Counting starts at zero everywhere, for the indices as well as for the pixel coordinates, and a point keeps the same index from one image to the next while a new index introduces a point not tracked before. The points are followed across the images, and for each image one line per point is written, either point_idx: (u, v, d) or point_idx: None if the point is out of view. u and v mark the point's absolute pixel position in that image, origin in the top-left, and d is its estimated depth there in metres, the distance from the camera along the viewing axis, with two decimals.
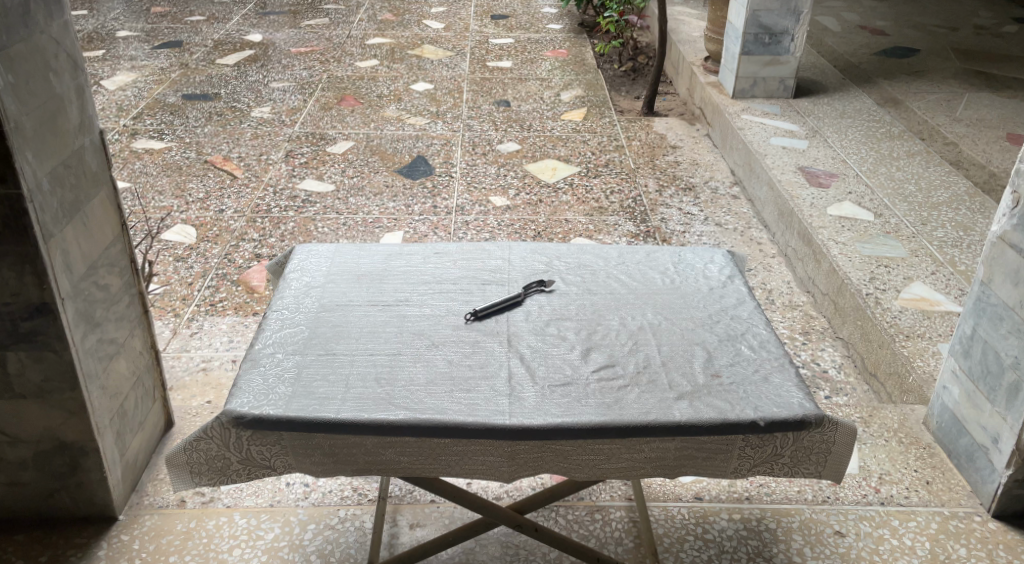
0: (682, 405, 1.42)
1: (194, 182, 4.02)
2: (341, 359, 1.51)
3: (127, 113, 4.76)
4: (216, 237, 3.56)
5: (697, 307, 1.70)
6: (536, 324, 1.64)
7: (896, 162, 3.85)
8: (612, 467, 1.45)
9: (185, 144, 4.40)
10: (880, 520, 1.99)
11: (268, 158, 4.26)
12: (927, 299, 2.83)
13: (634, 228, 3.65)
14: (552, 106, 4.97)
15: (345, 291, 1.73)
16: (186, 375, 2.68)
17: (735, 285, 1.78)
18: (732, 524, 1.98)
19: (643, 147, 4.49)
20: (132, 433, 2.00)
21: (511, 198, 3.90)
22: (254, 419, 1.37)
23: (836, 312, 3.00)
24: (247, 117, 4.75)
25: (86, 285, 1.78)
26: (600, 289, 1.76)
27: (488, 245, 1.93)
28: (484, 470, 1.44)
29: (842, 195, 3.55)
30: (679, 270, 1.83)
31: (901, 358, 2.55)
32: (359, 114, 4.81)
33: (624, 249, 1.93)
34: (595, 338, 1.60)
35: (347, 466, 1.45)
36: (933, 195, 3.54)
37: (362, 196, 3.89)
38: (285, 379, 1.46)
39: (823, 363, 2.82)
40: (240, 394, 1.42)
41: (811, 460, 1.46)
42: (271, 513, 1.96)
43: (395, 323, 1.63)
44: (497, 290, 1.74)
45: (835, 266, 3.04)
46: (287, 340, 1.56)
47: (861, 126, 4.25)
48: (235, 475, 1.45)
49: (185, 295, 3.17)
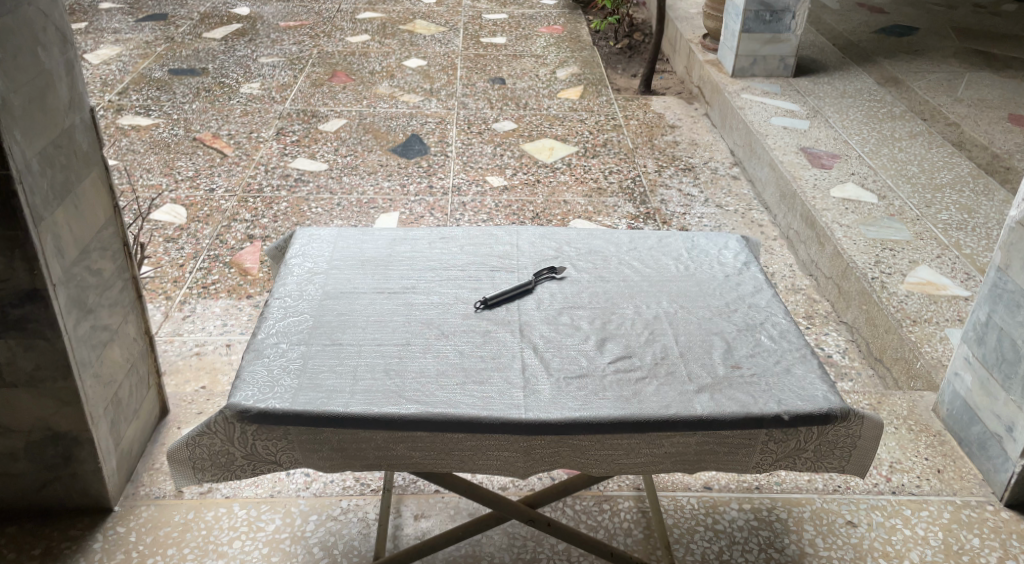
0: (703, 398, 1.38)
1: (183, 160, 3.92)
2: (349, 350, 1.45)
3: (112, 89, 4.64)
4: (206, 217, 3.47)
5: (713, 295, 1.65)
6: (548, 313, 1.58)
7: (899, 144, 3.82)
8: (632, 462, 1.40)
9: (173, 121, 4.30)
10: (891, 509, 1.96)
11: (258, 135, 4.17)
12: (932, 282, 2.80)
13: (633, 210, 3.60)
14: (547, 84, 4.89)
15: (349, 278, 1.66)
16: (179, 359, 2.65)
17: (751, 272, 1.73)
18: (742, 514, 1.94)
19: (641, 126, 4.42)
20: (126, 422, 1.93)
21: (509, 178, 3.83)
22: (260, 413, 1.30)
23: (840, 295, 2.96)
24: (236, 94, 4.64)
25: (79, 271, 1.70)
26: (612, 276, 1.71)
27: (496, 229, 1.87)
28: (499, 465, 1.39)
29: (845, 176, 3.51)
30: (692, 256, 1.78)
31: (909, 344, 2.52)
32: (351, 91, 4.71)
33: (635, 234, 1.87)
34: (610, 327, 1.55)
35: (355, 462, 1.37)
36: (936, 176, 3.51)
37: (356, 175, 3.81)
38: (290, 371, 1.39)
39: (827, 348, 2.79)
40: (244, 387, 1.35)
41: (836, 454, 1.41)
42: (272, 504, 1.91)
43: (402, 311, 1.57)
44: (507, 277, 1.69)
45: (839, 250, 3.00)
46: (291, 328, 1.50)
47: (861, 106, 4.21)
48: (239, 471, 1.37)
49: (176, 277, 3.09)
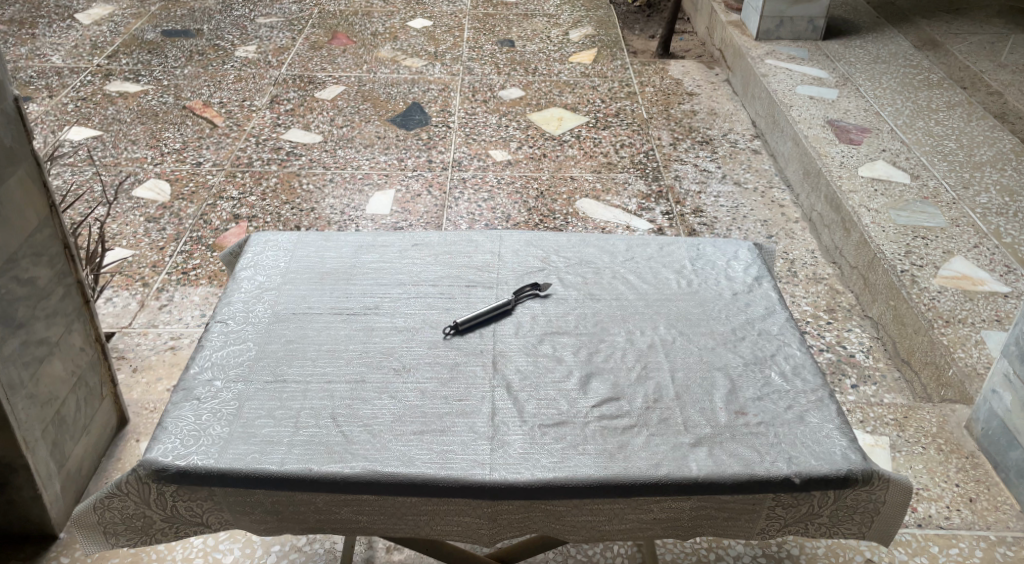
0: (699, 455, 1.17)
1: (171, 130, 3.72)
2: (292, 389, 1.26)
3: (101, 52, 4.42)
4: (191, 194, 3.28)
5: (718, 319, 1.44)
6: (526, 341, 1.38)
7: (935, 115, 3.52)
8: (615, 528, 1.21)
9: (162, 87, 4.08)
10: (917, 546, 1.76)
11: (251, 104, 3.95)
12: (968, 277, 2.56)
13: (645, 188, 3.35)
14: (559, 47, 4.61)
15: (304, 296, 1.47)
16: (152, 354, 2.49)
17: (763, 290, 1.51)
18: (750, 550, 1.75)
19: (657, 94, 4.14)
20: (72, 439, 1.77)
21: (513, 152, 3.59)
22: (180, 471, 1.13)
23: (866, 287, 2.73)
24: (231, 57, 4.41)
25: (3, 282, 1.52)
26: (604, 293, 1.50)
27: (475, 233, 1.66)
28: (460, 531, 1.20)
29: (875, 153, 3.24)
30: (696, 269, 1.57)
31: (940, 348, 2.29)
32: (351, 54, 4.46)
33: (633, 240, 1.65)
34: (597, 360, 1.34)
35: (294, 525, 1.20)
36: (975, 153, 3.23)
37: (352, 148, 3.59)
38: (222, 417, 1.21)
39: (849, 346, 2.55)
40: (164, 439, 1.17)
41: (855, 519, 1.20)
42: (231, 531, 1.75)
43: (360, 338, 1.37)
44: (483, 295, 1.48)
45: (865, 237, 2.76)
46: (230, 360, 1.31)
47: (895, 73, 3.90)
48: (160, 535, 1.20)
49: (156, 262, 2.91)
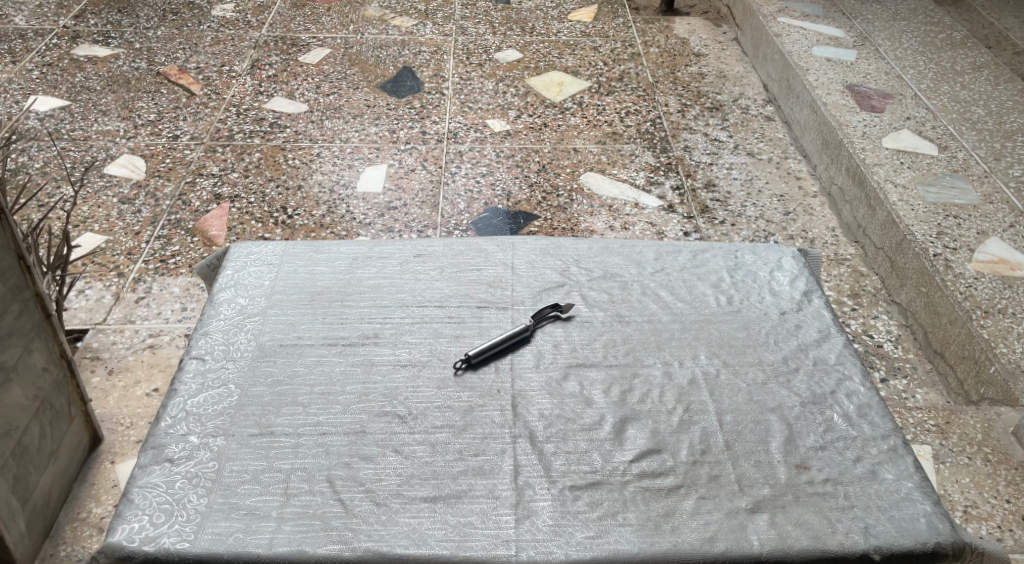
0: (759, 524, 1.01)
1: (144, 100, 3.46)
2: (281, 446, 1.08)
3: (68, 12, 4.12)
4: (168, 171, 3.05)
5: (766, 345, 1.26)
6: (549, 377, 1.20)
7: (961, 78, 3.31)
8: None
9: (134, 51, 3.81)
10: None
11: (230, 69, 3.69)
12: (1005, 261, 2.39)
13: (653, 160, 3.15)
14: (557, 4, 4.34)
15: (293, 322, 1.28)
16: (129, 354, 2.29)
17: (814, 309, 1.33)
18: None
19: (662, 55, 3.89)
20: (38, 471, 1.60)
21: (512, 121, 3.37)
22: (149, 558, 0.96)
23: (893, 271, 2.54)
24: (207, 17, 4.12)
25: None
26: (634, 314, 1.31)
27: (485, 240, 1.47)
28: None
29: (899, 121, 3.03)
30: (737, 283, 1.39)
31: (980, 342, 2.12)
32: (336, 13, 4.18)
33: (663, 247, 1.47)
34: (631, 401, 1.16)
35: None
36: (1005, 120, 3.04)
37: (339, 118, 3.36)
38: (198, 483, 1.03)
39: (876, 335, 2.38)
40: (131, 517, 1.00)
41: None
42: None
43: (358, 376, 1.19)
44: (497, 318, 1.30)
45: (893, 216, 2.57)
46: (207, 408, 1.13)
47: (916, 31, 3.68)
48: None
49: (131, 248, 2.70)
